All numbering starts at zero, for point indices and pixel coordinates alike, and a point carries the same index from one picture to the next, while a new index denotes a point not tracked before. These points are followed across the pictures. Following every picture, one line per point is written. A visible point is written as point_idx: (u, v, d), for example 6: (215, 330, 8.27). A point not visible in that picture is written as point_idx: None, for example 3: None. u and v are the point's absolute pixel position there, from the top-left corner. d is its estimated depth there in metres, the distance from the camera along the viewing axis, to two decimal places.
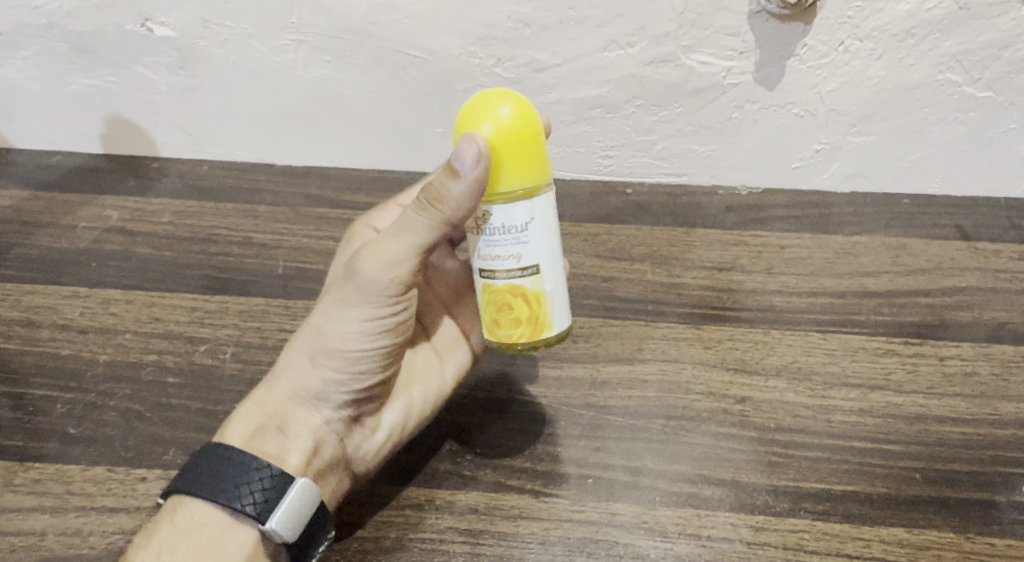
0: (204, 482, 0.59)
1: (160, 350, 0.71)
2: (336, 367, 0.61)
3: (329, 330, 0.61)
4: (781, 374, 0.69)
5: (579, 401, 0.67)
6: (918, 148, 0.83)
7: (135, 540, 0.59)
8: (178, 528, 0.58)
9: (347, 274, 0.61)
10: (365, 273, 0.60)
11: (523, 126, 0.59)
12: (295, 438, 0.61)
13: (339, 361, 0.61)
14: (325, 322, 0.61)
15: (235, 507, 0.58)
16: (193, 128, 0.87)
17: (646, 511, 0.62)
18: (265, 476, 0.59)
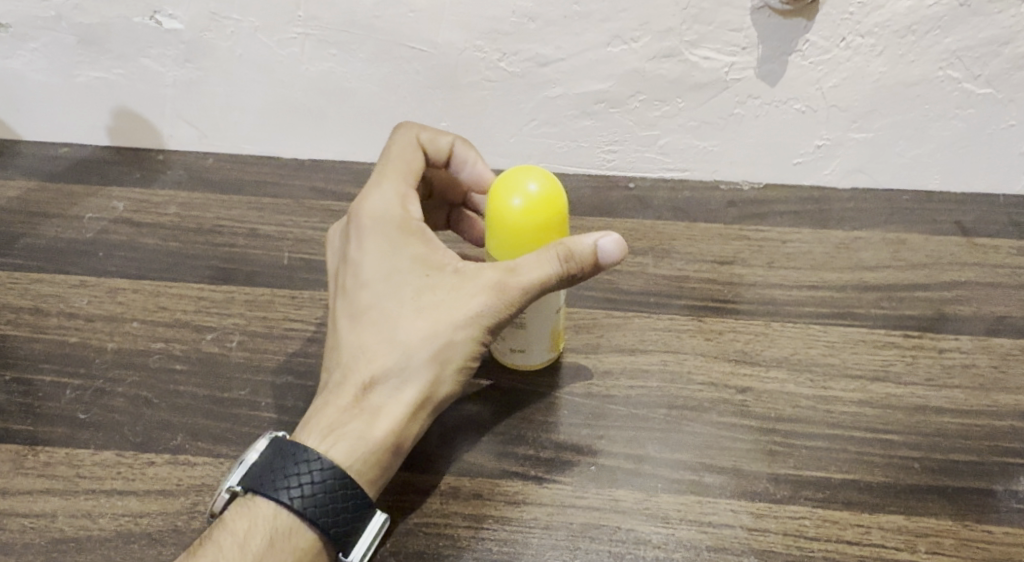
0: (267, 479, 0.58)
1: (167, 338, 0.71)
2: (444, 385, 0.61)
3: (450, 353, 0.60)
4: (781, 365, 0.70)
5: (582, 390, 0.68)
6: (918, 145, 0.84)
7: (194, 544, 0.57)
8: (239, 525, 0.57)
9: (481, 302, 0.60)
10: (501, 304, 0.60)
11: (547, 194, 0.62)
12: (391, 455, 0.60)
13: (450, 379, 0.61)
14: (447, 346, 0.60)
15: (294, 502, 0.57)
16: (199, 121, 0.89)
17: (648, 497, 0.62)
18: (330, 477, 0.58)
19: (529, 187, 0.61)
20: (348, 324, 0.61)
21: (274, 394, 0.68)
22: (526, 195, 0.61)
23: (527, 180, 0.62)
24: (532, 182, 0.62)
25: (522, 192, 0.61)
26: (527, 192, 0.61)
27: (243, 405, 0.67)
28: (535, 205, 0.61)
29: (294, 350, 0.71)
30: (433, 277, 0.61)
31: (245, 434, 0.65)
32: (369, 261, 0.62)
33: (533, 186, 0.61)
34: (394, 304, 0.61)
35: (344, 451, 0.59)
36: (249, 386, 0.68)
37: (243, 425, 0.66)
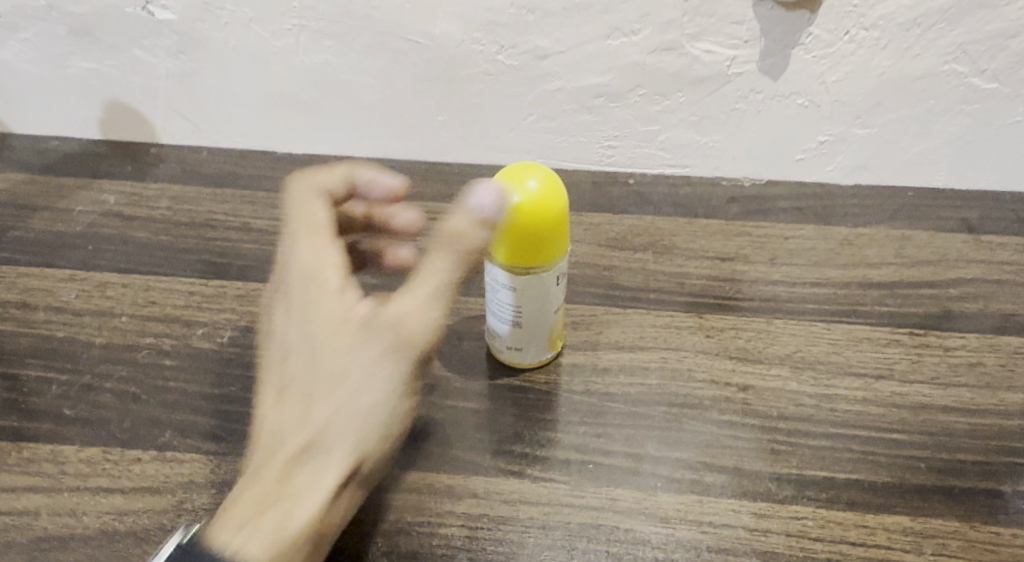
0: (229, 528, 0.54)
1: (157, 333, 0.70)
2: (366, 453, 0.57)
3: (369, 410, 0.56)
4: (783, 362, 0.68)
5: (580, 387, 0.66)
6: (922, 140, 0.83)
7: None
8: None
9: (391, 354, 0.57)
10: (388, 356, 0.57)
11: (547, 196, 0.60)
12: (313, 543, 0.55)
13: (371, 448, 0.57)
14: (363, 399, 0.56)
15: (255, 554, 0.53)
16: (192, 114, 0.87)
17: (647, 496, 0.60)
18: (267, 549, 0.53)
19: (532, 182, 0.59)
20: (271, 403, 0.58)
21: None
22: (532, 194, 0.59)
23: (528, 175, 0.59)
24: (534, 177, 0.59)
25: (523, 190, 0.59)
26: (530, 189, 0.59)
27: (233, 401, 0.65)
28: (541, 203, 0.59)
29: None
30: (333, 342, 0.57)
31: (235, 431, 0.63)
32: (295, 328, 0.59)
33: (536, 181, 0.59)
34: (315, 365, 0.57)
35: (266, 544, 0.53)
36: (240, 382, 0.67)
37: (233, 421, 0.64)
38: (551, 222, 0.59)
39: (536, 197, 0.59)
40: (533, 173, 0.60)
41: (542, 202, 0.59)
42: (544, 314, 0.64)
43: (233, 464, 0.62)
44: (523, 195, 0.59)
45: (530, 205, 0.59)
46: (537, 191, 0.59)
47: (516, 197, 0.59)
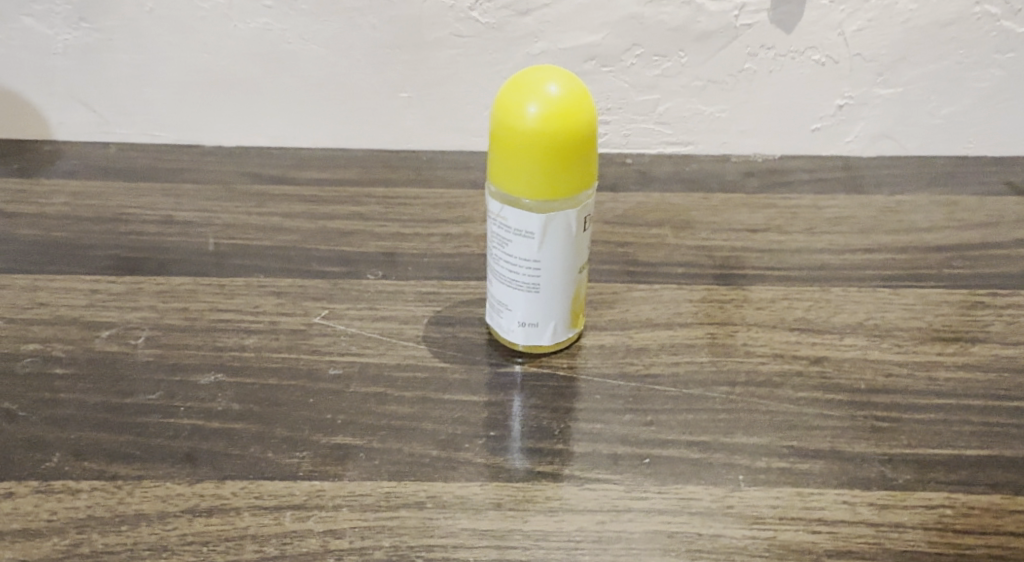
0: None
1: (45, 339, 0.53)
2: None
3: None
4: (856, 331, 0.55)
5: (614, 371, 0.52)
6: (952, 100, 0.72)
7: None
8: None
9: None
10: None
11: (574, 105, 0.46)
12: None
13: None
14: None
15: None
16: (97, 102, 0.72)
17: (729, 493, 0.44)
18: None
19: (553, 86, 0.46)
20: None
21: (197, 396, 0.49)
22: (553, 102, 0.46)
23: (547, 79, 0.46)
24: (555, 81, 0.46)
25: (542, 97, 0.46)
26: (551, 96, 0.46)
27: (152, 413, 0.48)
28: (564, 114, 0.46)
29: (224, 344, 0.53)
30: None
31: (155, 448, 0.46)
32: None
33: (558, 86, 0.46)
34: None
35: None
36: (161, 388, 0.49)
37: (151, 437, 0.46)
38: (580, 138, 0.46)
39: (558, 105, 0.46)
40: (553, 77, 0.46)
41: (566, 112, 0.46)
42: (570, 273, 0.50)
43: (152, 489, 0.44)
44: (542, 104, 0.46)
45: (552, 116, 0.46)
46: (559, 98, 0.46)
47: (534, 106, 0.46)
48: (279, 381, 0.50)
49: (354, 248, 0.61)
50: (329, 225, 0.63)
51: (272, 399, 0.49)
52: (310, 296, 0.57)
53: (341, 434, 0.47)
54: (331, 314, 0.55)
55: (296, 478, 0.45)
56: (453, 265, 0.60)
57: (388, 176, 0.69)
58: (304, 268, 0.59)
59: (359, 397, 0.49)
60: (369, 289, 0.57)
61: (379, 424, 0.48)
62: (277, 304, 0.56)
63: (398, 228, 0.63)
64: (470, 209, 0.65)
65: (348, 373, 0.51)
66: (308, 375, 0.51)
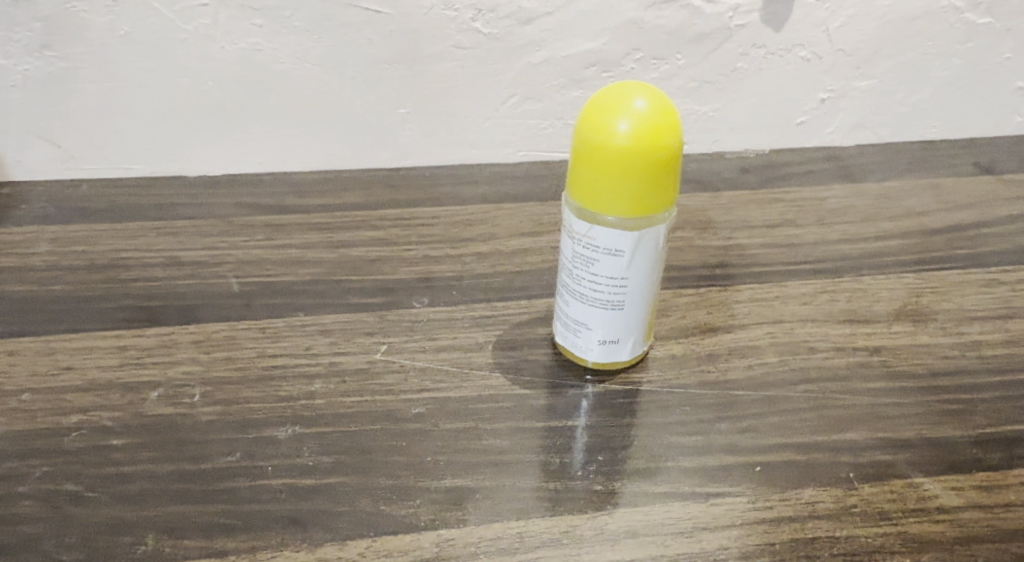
0: None
1: (86, 407, 0.48)
2: None
3: None
4: (900, 318, 0.57)
5: (694, 380, 0.52)
6: (920, 89, 0.75)
7: None
8: None
9: None
10: None
11: (663, 118, 0.45)
12: None
13: None
14: None
15: None
16: (61, 137, 0.65)
17: (846, 492, 0.45)
18: None
19: (640, 101, 0.45)
20: None
21: (278, 453, 0.46)
22: (642, 117, 0.45)
23: (633, 95, 0.45)
24: (641, 96, 0.45)
25: (631, 113, 0.45)
26: (639, 111, 0.45)
27: (239, 477, 0.44)
28: (654, 129, 0.45)
29: (288, 393, 0.49)
30: None
31: (256, 515, 0.43)
32: None
33: (645, 101, 0.45)
34: None
35: None
36: (237, 449, 0.46)
37: (247, 503, 0.43)
38: (671, 152, 0.46)
39: (648, 120, 0.45)
40: (638, 92, 0.46)
41: (656, 126, 0.45)
42: (651, 288, 0.49)
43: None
44: (631, 120, 0.45)
45: (643, 131, 0.45)
46: (648, 113, 0.45)
47: (623, 123, 0.45)
48: (362, 427, 0.48)
49: (387, 276, 0.58)
50: (352, 254, 0.60)
51: (359, 447, 0.46)
52: (361, 331, 0.54)
53: (446, 476, 0.45)
54: (390, 348, 0.53)
55: (419, 530, 0.42)
56: (496, 286, 0.58)
57: (394, 197, 0.67)
58: (343, 301, 0.56)
59: (450, 435, 0.47)
60: (420, 319, 0.55)
61: (482, 462, 0.46)
62: (328, 344, 0.53)
63: (426, 251, 0.61)
64: (490, 226, 0.64)
65: (430, 410, 0.49)
66: (388, 416, 0.48)
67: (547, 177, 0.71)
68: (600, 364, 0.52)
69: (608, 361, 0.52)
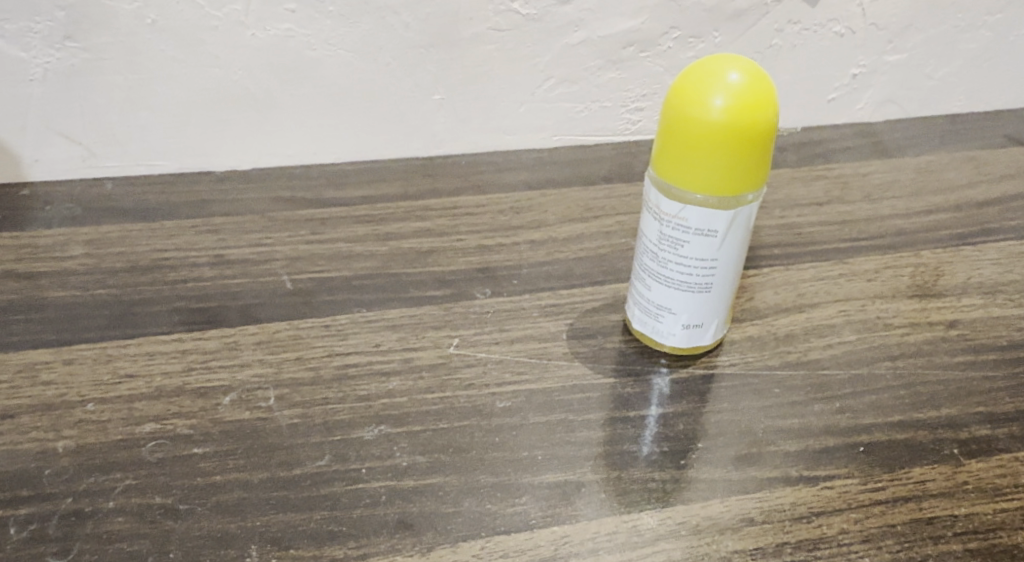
0: None
1: (160, 416, 0.45)
2: None
3: None
4: (968, 291, 0.57)
5: (777, 362, 0.51)
6: (949, 62, 0.75)
7: None
8: None
9: None
10: None
11: (759, 91, 0.44)
12: None
13: None
14: None
15: None
16: (83, 134, 0.62)
17: (956, 468, 0.45)
18: None
19: (736, 75, 0.43)
20: None
21: (373, 454, 0.44)
22: (738, 91, 0.43)
23: (727, 69, 0.44)
24: (735, 69, 0.44)
25: (727, 86, 0.43)
26: (734, 84, 0.43)
27: (335, 481, 0.42)
28: (751, 103, 0.43)
29: (366, 392, 0.47)
30: None
31: (362, 520, 0.41)
32: None
33: (740, 74, 0.44)
34: None
35: None
36: (327, 452, 0.44)
37: (351, 509, 0.41)
38: (767, 126, 0.44)
39: (744, 94, 0.43)
40: (731, 65, 0.44)
41: (753, 100, 0.43)
42: (739, 268, 0.48)
43: None
44: (726, 94, 0.43)
45: (739, 106, 0.43)
46: (744, 86, 0.43)
47: (719, 99, 0.43)
48: (451, 424, 0.46)
49: (444, 268, 0.56)
50: (403, 246, 0.58)
51: (455, 445, 0.45)
52: (429, 325, 0.52)
53: (551, 471, 0.44)
54: (463, 342, 0.51)
55: (532, 528, 0.41)
56: (558, 274, 0.56)
57: (434, 185, 0.64)
58: (404, 295, 0.54)
59: (545, 429, 0.46)
60: (488, 310, 0.53)
61: (583, 454, 0.45)
62: (398, 339, 0.50)
63: (479, 241, 0.59)
64: (540, 212, 0.62)
65: (518, 404, 0.47)
66: (477, 413, 0.46)
67: (586, 161, 0.69)
68: (680, 350, 0.50)
69: (690, 346, 0.50)
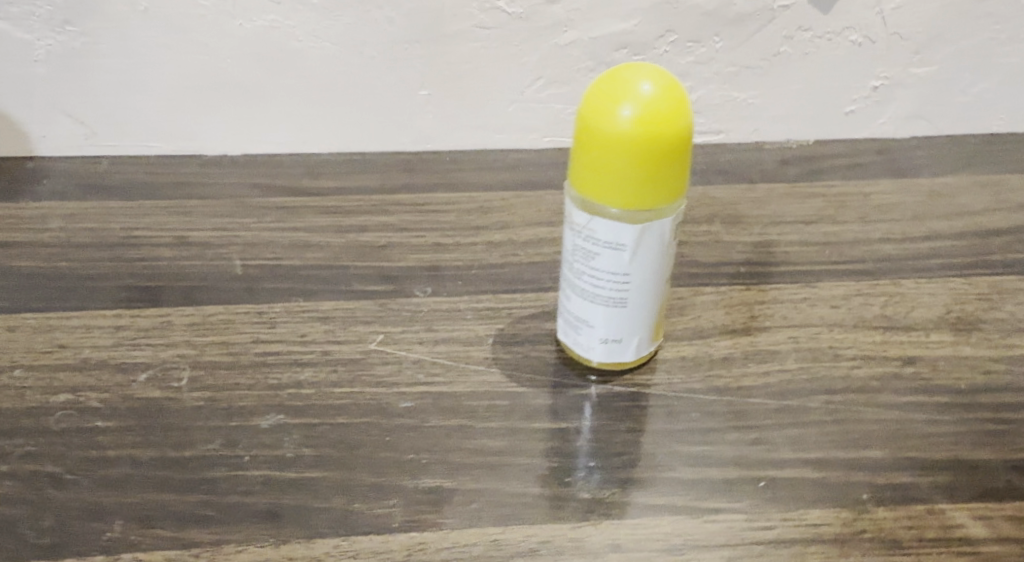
0: None
1: (75, 387, 0.47)
2: None
3: None
4: (941, 327, 0.53)
5: (704, 385, 0.48)
6: (985, 78, 0.70)
7: None
8: None
9: None
10: None
11: (671, 103, 0.42)
12: None
13: None
14: None
15: None
16: (83, 114, 0.65)
17: (859, 515, 0.42)
18: None
19: (646, 85, 0.42)
20: None
21: (261, 443, 0.44)
22: (648, 102, 0.42)
23: (639, 79, 0.42)
24: (647, 80, 0.42)
25: (637, 96, 0.42)
26: (645, 95, 0.42)
27: (216, 466, 0.43)
28: (662, 114, 0.42)
29: (275, 381, 0.48)
30: None
31: (229, 506, 0.41)
32: None
33: (652, 85, 0.42)
34: None
35: None
36: (219, 436, 0.44)
37: (221, 494, 0.42)
38: (679, 139, 0.42)
39: (655, 105, 0.42)
40: (644, 75, 0.42)
41: (663, 111, 0.42)
42: (658, 284, 0.46)
43: (236, 556, 0.39)
44: (636, 105, 0.42)
45: (648, 117, 0.42)
46: (655, 97, 0.42)
47: (628, 109, 0.42)
48: (348, 419, 0.46)
49: (393, 264, 0.56)
50: (361, 240, 0.58)
51: (344, 441, 0.44)
52: (359, 320, 0.52)
53: (431, 476, 0.43)
54: (387, 339, 0.51)
55: (391, 531, 0.40)
56: (505, 278, 0.56)
57: (410, 182, 0.65)
58: (346, 288, 0.54)
59: (439, 433, 0.45)
60: (422, 309, 0.53)
61: (469, 462, 0.44)
62: (325, 332, 0.51)
63: (437, 239, 0.59)
64: (508, 214, 0.61)
65: (422, 405, 0.47)
66: (379, 411, 0.46)
67: None
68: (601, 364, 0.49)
69: (610, 362, 0.49)
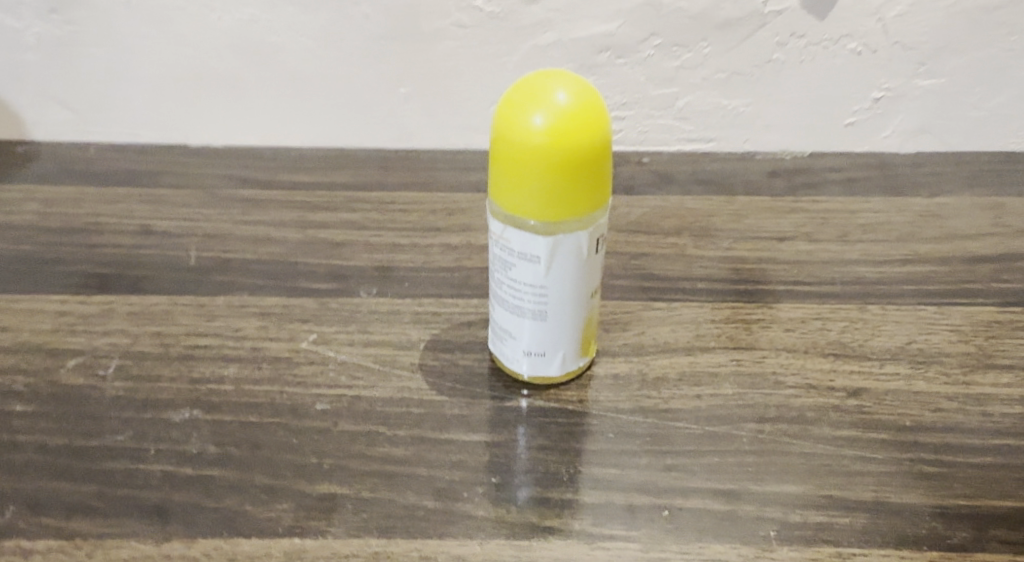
0: None
1: (6, 370, 0.48)
2: None
3: None
4: (898, 358, 0.50)
5: (629, 405, 0.47)
6: (999, 92, 0.65)
7: None
8: None
9: None
10: None
11: (586, 113, 0.40)
12: None
13: None
14: None
15: None
16: (71, 100, 0.66)
17: (760, 554, 0.40)
18: None
19: (561, 94, 0.40)
20: None
21: (169, 437, 0.45)
22: (560, 112, 0.40)
23: (554, 87, 0.41)
24: (563, 89, 0.41)
25: (549, 105, 0.40)
26: (558, 104, 0.40)
27: (120, 457, 0.44)
28: (574, 125, 0.40)
29: (198, 375, 0.48)
30: None
31: (123, 499, 0.42)
32: None
33: (567, 94, 0.40)
34: None
35: None
36: (129, 428, 0.45)
37: (118, 486, 0.42)
38: (592, 152, 0.41)
39: (567, 116, 0.40)
40: (561, 84, 0.41)
41: (576, 121, 0.40)
42: (578, 299, 0.45)
43: (119, 549, 0.40)
44: (548, 114, 0.40)
45: (560, 127, 0.40)
46: (569, 107, 0.40)
47: (539, 118, 0.40)
48: (260, 419, 0.46)
49: (344, 262, 0.56)
50: (319, 236, 0.58)
51: (251, 440, 0.44)
52: (296, 317, 0.52)
53: (327, 482, 0.43)
54: (319, 339, 0.50)
55: (276, 536, 0.40)
56: (453, 282, 0.55)
57: (382, 179, 0.64)
58: (291, 284, 0.54)
59: (347, 438, 0.45)
60: (361, 309, 0.52)
61: (369, 470, 0.43)
62: (259, 328, 0.51)
63: (395, 238, 0.58)
64: (472, 217, 0.61)
65: (336, 408, 0.46)
66: (291, 412, 0.46)
67: None
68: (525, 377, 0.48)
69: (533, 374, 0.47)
